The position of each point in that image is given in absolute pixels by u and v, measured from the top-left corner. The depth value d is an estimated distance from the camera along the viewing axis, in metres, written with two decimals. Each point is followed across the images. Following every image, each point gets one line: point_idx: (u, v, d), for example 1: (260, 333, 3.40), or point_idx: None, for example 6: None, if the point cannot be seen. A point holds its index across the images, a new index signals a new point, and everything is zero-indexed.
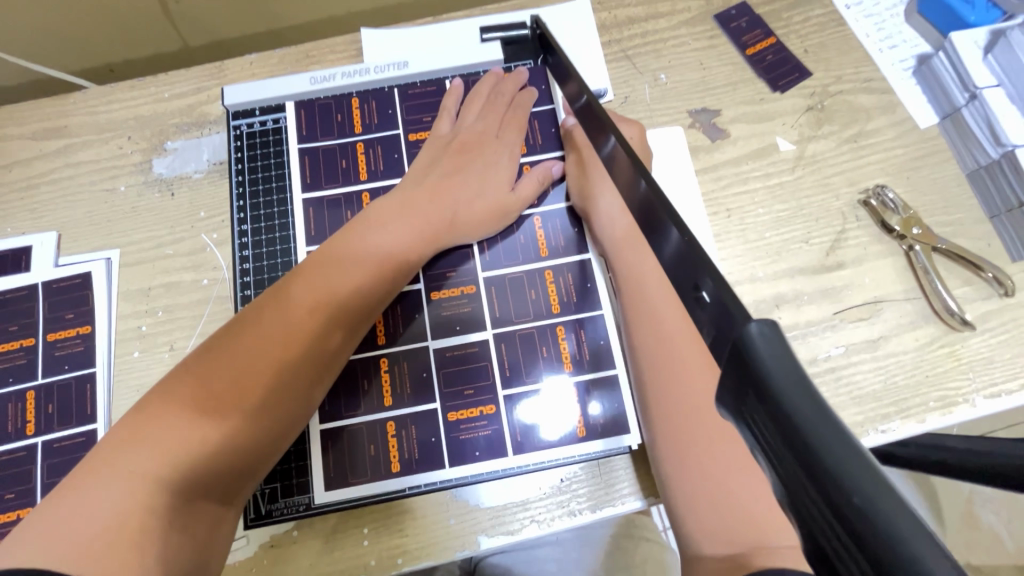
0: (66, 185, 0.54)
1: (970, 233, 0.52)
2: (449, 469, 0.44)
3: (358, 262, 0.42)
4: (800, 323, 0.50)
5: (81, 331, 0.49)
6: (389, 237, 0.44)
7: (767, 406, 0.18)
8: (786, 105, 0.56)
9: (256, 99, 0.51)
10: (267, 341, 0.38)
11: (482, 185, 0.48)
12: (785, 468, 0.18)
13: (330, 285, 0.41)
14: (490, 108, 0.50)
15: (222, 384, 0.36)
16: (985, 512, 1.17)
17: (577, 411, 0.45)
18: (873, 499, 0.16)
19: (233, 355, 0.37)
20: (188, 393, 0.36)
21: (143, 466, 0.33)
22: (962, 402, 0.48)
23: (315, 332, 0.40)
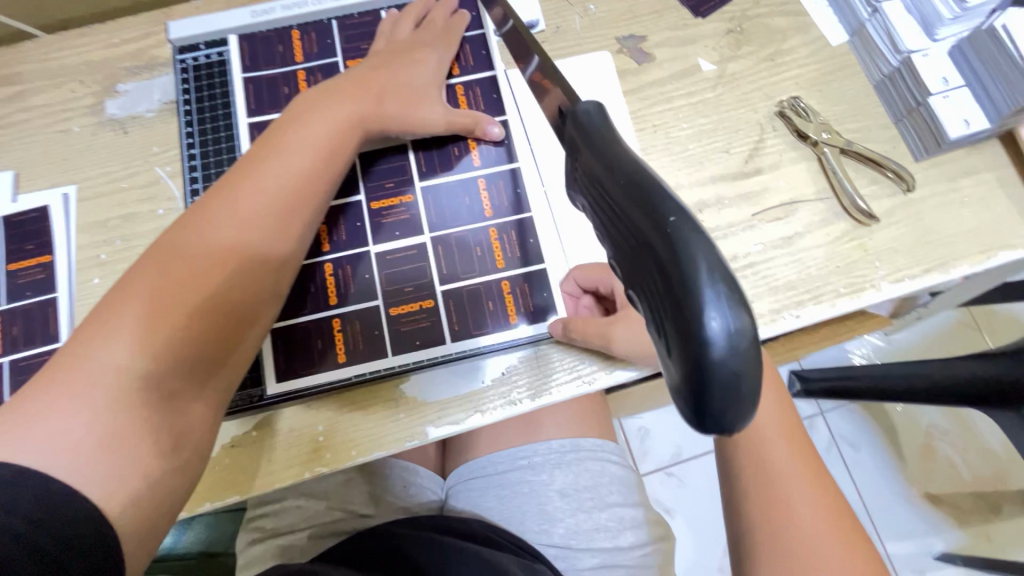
0: (20, 128, 0.56)
1: (878, 137, 0.56)
2: (392, 357, 0.48)
3: (297, 156, 0.44)
4: (722, 225, 0.54)
5: (42, 260, 0.52)
6: (320, 126, 0.45)
7: (600, 171, 0.22)
8: (708, 30, 0.60)
9: (200, 33, 0.54)
10: (212, 240, 0.40)
11: (410, 84, 0.50)
12: (610, 216, 0.21)
13: (268, 193, 0.43)
14: (424, 27, 0.53)
15: (172, 280, 0.38)
16: (942, 443, 1.21)
17: (511, 300, 0.49)
18: (675, 220, 0.19)
19: (179, 254, 0.39)
20: (139, 291, 0.37)
21: (99, 360, 0.35)
22: (869, 287, 0.52)
23: (260, 224, 0.42)
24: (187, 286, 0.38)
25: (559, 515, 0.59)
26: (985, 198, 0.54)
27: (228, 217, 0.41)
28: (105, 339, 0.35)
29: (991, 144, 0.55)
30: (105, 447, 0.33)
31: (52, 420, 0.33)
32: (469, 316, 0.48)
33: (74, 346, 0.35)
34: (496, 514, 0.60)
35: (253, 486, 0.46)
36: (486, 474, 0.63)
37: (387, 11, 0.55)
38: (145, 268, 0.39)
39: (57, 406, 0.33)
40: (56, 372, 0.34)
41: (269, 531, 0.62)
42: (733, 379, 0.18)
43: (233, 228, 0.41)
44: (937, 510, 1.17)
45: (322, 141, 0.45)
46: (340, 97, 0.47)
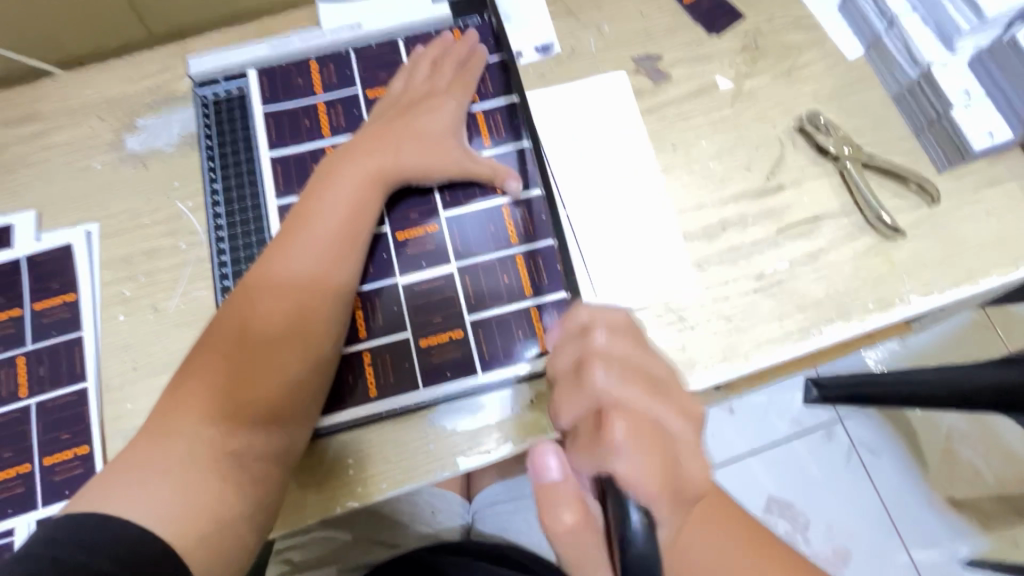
0: (41, 167, 0.56)
1: (899, 149, 0.56)
2: (423, 389, 0.47)
3: (327, 219, 0.46)
4: (746, 243, 0.53)
5: (67, 298, 0.52)
6: (345, 188, 0.47)
7: None
8: (722, 46, 0.59)
9: (219, 68, 0.54)
10: (256, 308, 0.43)
11: (427, 133, 0.50)
12: None
13: (302, 256, 0.45)
14: (439, 66, 0.53)
15: (224, 349, 0.42)
16: (963, 447, 1.20)
17: (541, 329, 0.48)
18: None
19: (231, 323, 0.43)
20: (200, 359, 0.42)
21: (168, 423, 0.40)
22: (897, 302, 0.52)
23: (294, 290, 0.44)
24: (234, 354, 0.42)
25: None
26: (1010, 207, 0.54)
27: (268, 285, 0.44)
28: (180, 407, 0.40)
29: (1014, 154, 0.55)
30: (162, 505, 0.37)
31: (137, 477, 0.38)
32: (498, 346, 0.48)
33: (157, 414, 0.41)
34: (527, 538, 0.61)
35: (291, 521, 0.46)
36: (513, 498, 0.63)
37: (404, 40, 0.56)
38: (207, 338, 0.43)
39: (137, 464, 0.39)
40: (144, 436, 0.40)
41: (298, 563, 0.61)
42: None
43: (272, 291, 0.44)
44: (961, 516, 1.16)
45: (349, 200, 0.47)
46: (363, 156, 0.48)
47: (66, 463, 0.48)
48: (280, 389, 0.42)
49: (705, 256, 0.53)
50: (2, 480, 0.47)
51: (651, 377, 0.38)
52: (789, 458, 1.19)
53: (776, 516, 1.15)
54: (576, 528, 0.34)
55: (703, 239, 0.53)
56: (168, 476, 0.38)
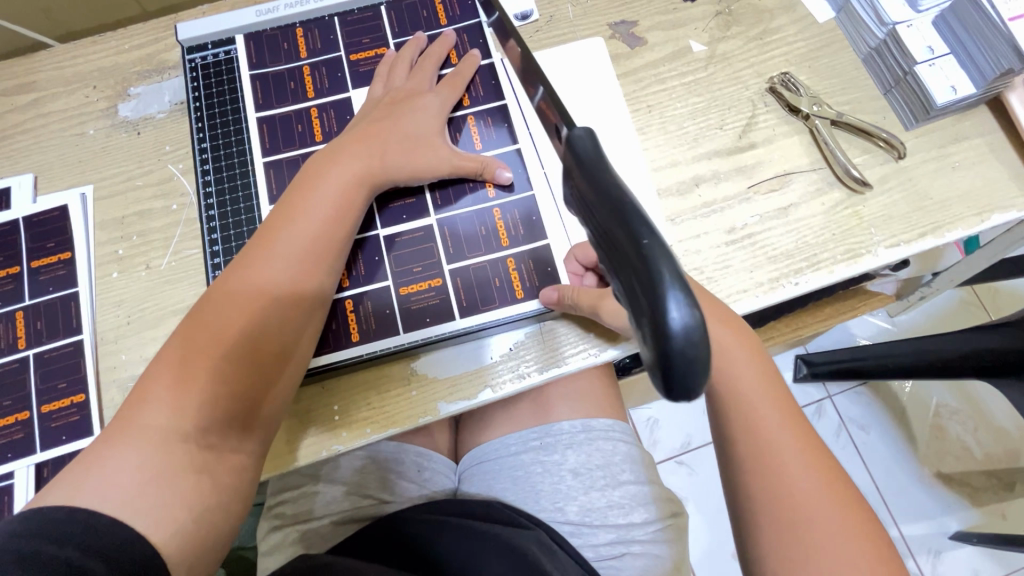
0: (38, 133, 0.58)
1: (868, 108, 0.57)
2: (403, 334, 0.50)
3: (307, 223, 0.46)
4: (718, 198, 0.55)
5: (62, 257, 0.54)
6: (325, 193, 0.47)
7: (612, 193, 0.26)
8: (696, 12, 0.61)
9: (207, 34, 0.56)
10: (234, 308, 0.44)
11: (409, 132, 0.51)
12: (603, 221, 0.26)
13: (281, 258, 0.45)
14: (417, 66, 0.54)
15: (197, 348, 0.42)
16: (952, 423, 1.21)
17: (516, 276, 0.51)
18: (653, 236, 0.24)
19: (206, 323, 0.43)
20: (174, 358, 0.42)
21: (142, 421, 0.40)
22: (865, 253, 0.53)
23: (272, 292, 0.45)
24: (209, 353, 0.42)
25: (573, 493, 0.60)
26: (975, 162, 0.55)
27: (243, 286, 0.44)
28: (154, 406, 0.41)
29: (980, 111, 0.57)
30: (136, 501, 0.38)
31: (110, 472, 0.39)
32: (477, 295, 0.50)
33: (126, 412, 0.41)
34: (512, 495, 0.61)
35: (276, 465, 0.48)
36: (499, 457, 0.63)
37: (387, 6, 0.57)
38: (179, 339, 0.43)
39: (109, 460, 0.39)
40: (115, 430, 0.41)
41: (291, 517, 0.63)
42: (686, 353, 0.23)
43: (250, 289, 0.44)
44: (950, 490, 1.17)
45: (327, 204, 0.47)
46: (343, 158, 0.49)
47: (63, 410, 0.49)
48: (258, 390, 0.43)
49: (678, 211, 0.55)
50: (2, 427, 0.49)
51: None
52: None
53: None
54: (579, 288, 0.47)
55: (676, 195, 0.55)
56: (143, 469, 0.39)
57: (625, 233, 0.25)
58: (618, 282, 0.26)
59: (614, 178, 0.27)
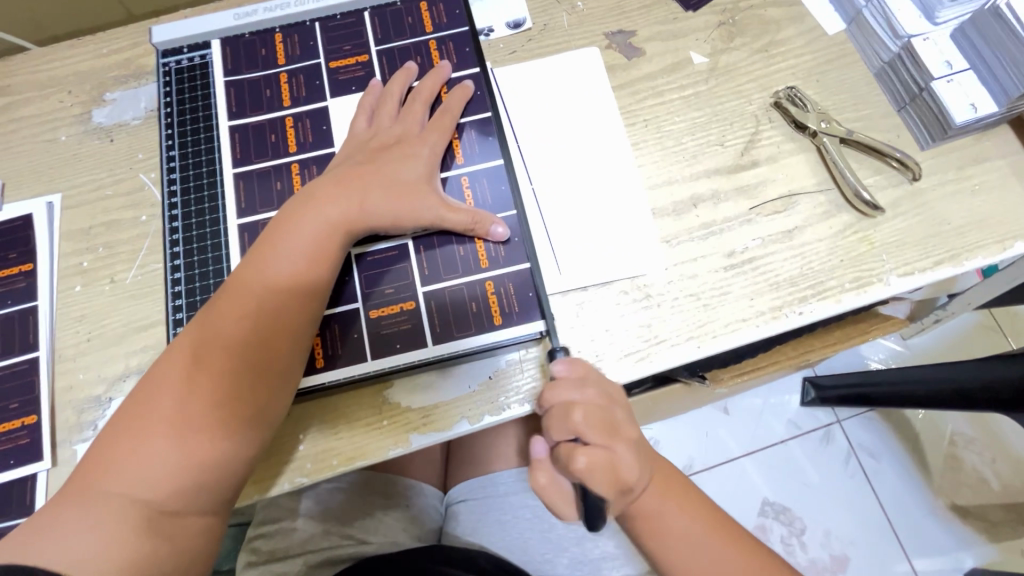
0: (9, 138, 0.56)
1: (880, 126, 0.54)
2: (372, 360, 0.47)
3: (281, 272, 0.44)
4: (718, 220, 0.52)
5: (24, 269, 0.51)
6: (302, 238, 0.45)
7: None
8: (698, 22, 0.58)
9: (182, 37, 0.54)
10: (202, 360, 0.42)
11: (396, 175, 0.48)
12: None
13: (253, 308, 0.43)
14: (410, 108, 0.51)
15: (164, 399, 0.41)
16: (969, 453, 1.15)
17: (494, 301, 0.48)
18: None
19: (174, 372, 0.42)
20: (143, 408, 0.41)
21: (106, 474, 0.40)
22: (876, 282, 0.49)
23: (241, 345, 0.43)
24: (174, 407, 0.41)
25: (564, 544, 0.56)
26: (997, 186, 0.51)
27: (227, 321, 0.43)
28: (134, 447, 0.40)
29: (1002, 131, 0.53)
30: (84, 562, 0.37)
31: (85, 512, 0.39)
32: (455, 321, 0.47)
33: (93, 460, 0.41)
34: (497, 541, 0.56)
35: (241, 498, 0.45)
36: (486, 496, 0.60)
37: (371, 12, 0.55)
38: (159, 375, 0.42)
39: (70, 514, 0.39)
40: (80, 480, 0.40)
41: (267, 553, 0.59)
42: None
43: (220, 338, 0.43)
44: (965, 525, 1.11)
45: (314, 236, 0.45)
46: (325, 199, 0.46)
47: (13, 432, 0.47)
48: (221, 451, 0.41)
49: (674, 233, 0.51)
50: None
51: (613, 423, 0.43)
52: (785, 460, 1.15)
53: (772, 520, 1.11)
54: (546, 487, 0.46)
55: (672, 216, 0.52)
56: (113, 515, 0.39)
57: None
58: None
59: None
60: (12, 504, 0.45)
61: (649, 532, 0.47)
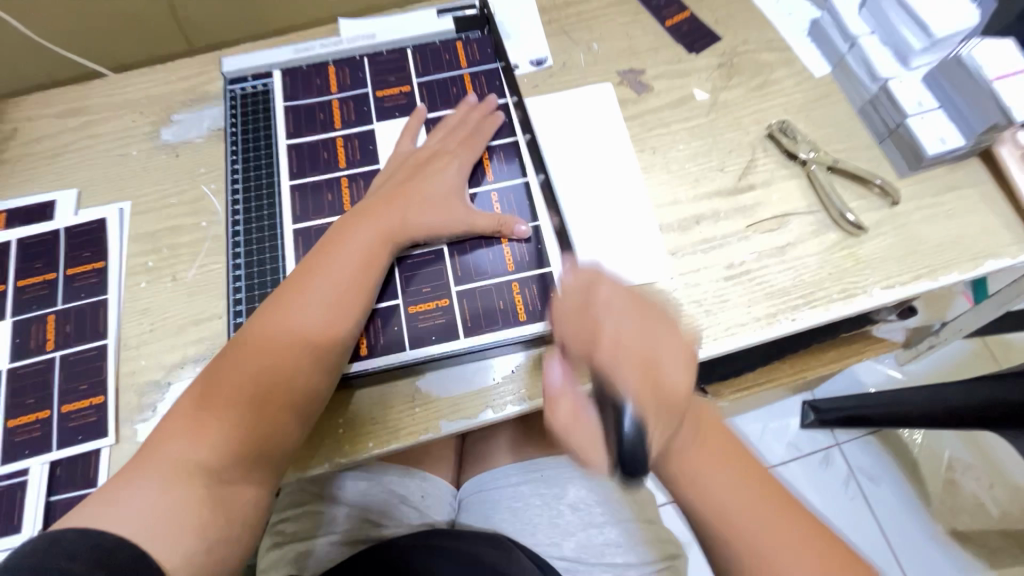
0: (86, 152, 0.63)
1: (863, 156, 0.60)
2: (409, 350, 0.52)
3: (335, 273, 0.50)
4: (718, 235, 0.58)
5: (95, 266, 0.57)
6: (354, 245, 0.51)
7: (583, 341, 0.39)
8: (700, 63, 0.65)
9: (248, 67, 0.62)
10: (260, 349, 0.47)
11: (436, 190, 0.54)
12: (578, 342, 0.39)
13: (310, 303, 0.48)
14: (452, 134, 0.58)
15: (225, 383, 0.46)
16: (966, 478, 1.18)
17: (519, 300, 0.53)
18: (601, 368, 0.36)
19: (235, 359, 0.47)
20: (204, 391, 0.46)
21: (169, 448, 0.44)
22: (860, 293, 0.55)
23: (298, 335, 0.48)
24: (235, 391, 0.46)
25: (570, 529, 0.58)
26: (968, 211, 0.57)
27: (285, 315, 0.48)
28: (183, 433, 0.44)
29: (972, 163, 0.59)
30: (151, 526, 0.41)
31: (141, 490, 0.42)
32: (483, 318, 0.53)
33: (156, 437, 0.45)
34: (507, 526, 0.59)
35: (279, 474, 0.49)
36: (499, 487, 0.63)
37: (413, 49, 0.63)
38: (221, 362, 0.47)
39: (135, 484, 0.42)
40: (143, 454, 0.44)
41: (291, 535, 0.64)
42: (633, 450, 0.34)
43: (279, 329, 0.48)
44: (965, 549, 1.13)
45: (365, 243, 0.51)
46: (374, 212, 0.52)
47: (82, 411, 0.52)
48: (276, 428, 0.46)
49: (678, 246, 0.57)
50: (22, 425, 0.51)
51: (593, 335, 0.40)
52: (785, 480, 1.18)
53: None
54: (569, 423, 0.42)
55: (678, 231, 0.58)
56: (169, 489, 0.42)
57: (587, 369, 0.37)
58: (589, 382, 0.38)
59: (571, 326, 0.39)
60: (77, 476, 0.50)
61: (688, 481, 0.42)
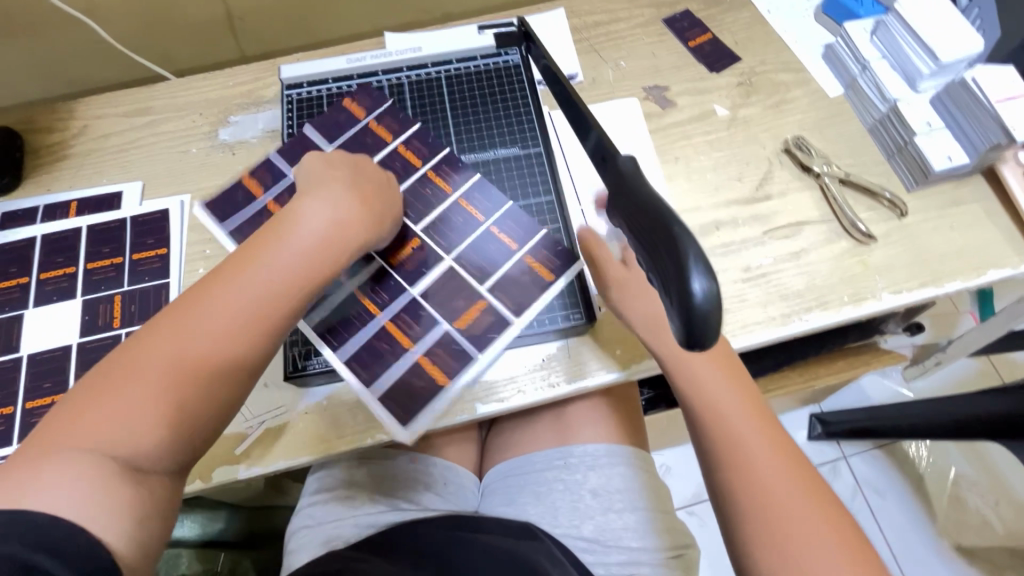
0: (151, 148, 0.68)
1: (873, 171, 0.64)
2: (467, 344, 0.54)
3: (299, 243, 0.45)
4: (736, 240, 0.62)
5: (159, 252, 0.62)
6: (320, 219, 0.47)
7: (639, 206, 0.33)
8: (721, 82, 0.70)
9: (304, 75, 0.68)
10: (210, 317, 0.41)
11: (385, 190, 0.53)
12: (631, 214, 0.33)
13: (262, 273, 0.43)
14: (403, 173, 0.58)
15: (164, 355, 0.39)
16: (972, 494, 1.19)
17: (540, 270, 0.57)
18: (684, 232, 0.29)
19: (174, 330, 0.40)
20: (140, 361, 0.39)
21: (97, 421, 0.36)
22: (870, 297, 0.59)
23: (253, 305, 0.42)
24: (178, 359, 0.39)
25: (590, 513, 0.62)
26: (972, 225, 0.61)
27: (234, 285, 0.42)
28: (105, 410, 0.37)
29: (976, 180, 0.63)
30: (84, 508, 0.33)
31: (47, 479, 0.34)
32: (520, 297, 0.55)
33: (75, 411, 0.37)
34: (532, 509, 0.64)
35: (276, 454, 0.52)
36: (524, 472, 0.67)
37: (456, 64, 0.69)
38: (158, 332, 0.40)
39: (51, 468, 0.34)
40: (56, 433, 0.36)
41: (320, 517, 0.67)
42: (703, 316, 0.28)
43: (228, 300, 0.42)
44: (971, 565, 1.14)
45: (326, 219, 0.47)
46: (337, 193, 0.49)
47: None
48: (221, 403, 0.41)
49: None
50: None
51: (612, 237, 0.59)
52: None
53: None
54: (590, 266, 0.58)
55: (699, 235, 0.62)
56: (90, 473, 0.34)
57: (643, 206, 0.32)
58: (638, 215, 0.32)
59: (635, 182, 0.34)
60: None
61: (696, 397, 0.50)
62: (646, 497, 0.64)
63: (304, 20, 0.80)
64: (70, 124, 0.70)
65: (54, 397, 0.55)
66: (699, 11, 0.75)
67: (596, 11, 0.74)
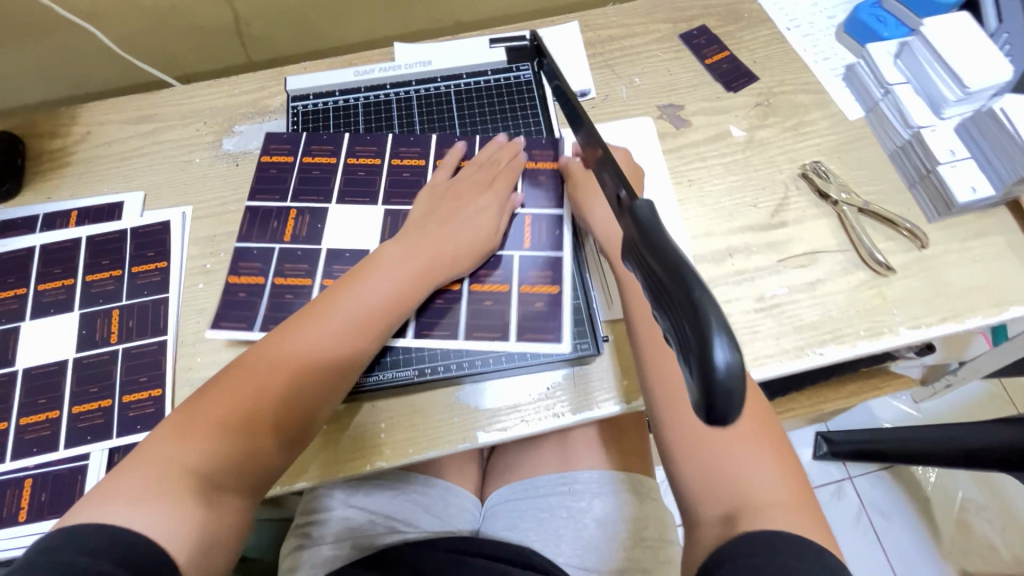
0: (153, 157, 0.67)
1: (894, 199, 0.62)
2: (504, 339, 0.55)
3: (375, 293, 0.51)
4: (750, 267, 0.60)
5: (159, 265, 0.61)
6: (394, 271, 0.52)
7: (656, 255, 0.31)
8: (738, 102, 0.68)
9: (311, 87, 0.67)
10: (291, 357, 0.47)
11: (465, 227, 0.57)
12: (649, 265, 0.32)
13: (340, 320, 0.49)
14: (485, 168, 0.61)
15: (246, 390, 0.45)
16: (980, 520, 1.17)
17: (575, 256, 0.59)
18: (703, 297, 0.27)
19: (260, 366, 0.46)
20: (222, 393, 0.44)
21: (168, 449, 0.41)
22: (888, 332, 0.57)
23: (329, 350, 0.48)
24: (258, 394, 0.45)
25: (594, 542, 0.60)
26: (994, 258, 0.59)
27: (319, 327, 0.48)
28: (174, 442, 0.41)
29: (1000, 212, 0.61)
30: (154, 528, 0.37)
31: (135, 482, 0.39)
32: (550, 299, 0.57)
33: (166, 428, 0.42)
34: (534, 535, 0.62)
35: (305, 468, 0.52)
36: (528, 496, 0.66)
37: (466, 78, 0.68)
38: (249, 363, 0.46)
39: (123, 489, 0.39)
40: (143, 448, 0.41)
41: (316, 536, 0.66)
42: (727, 391, 0.26)
43: (308, 342, 0.48)
44: None
45: (399, 270, 0.53)
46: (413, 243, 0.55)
47: (141, 401, 0.54)
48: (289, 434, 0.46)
49: (711, 276, 0.60)
50: (84, 411, 0.54)
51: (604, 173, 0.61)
52: None
53: None
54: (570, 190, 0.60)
55: (710, 262, 0.60)
56: (161, 495, 0.39)
57: (658, 259, 0.31)
58: (655, 269, 0.31)
59: (653, 229, 0.32)
60: None
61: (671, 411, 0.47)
62: (651, 527, 0.62)
63: (313, 26, 0.79)
64: (73, 130, 0.69)
65: (49, 413, 0.54)
66: (716, 27, 0.73)
67: (612, 26, 0.73)
